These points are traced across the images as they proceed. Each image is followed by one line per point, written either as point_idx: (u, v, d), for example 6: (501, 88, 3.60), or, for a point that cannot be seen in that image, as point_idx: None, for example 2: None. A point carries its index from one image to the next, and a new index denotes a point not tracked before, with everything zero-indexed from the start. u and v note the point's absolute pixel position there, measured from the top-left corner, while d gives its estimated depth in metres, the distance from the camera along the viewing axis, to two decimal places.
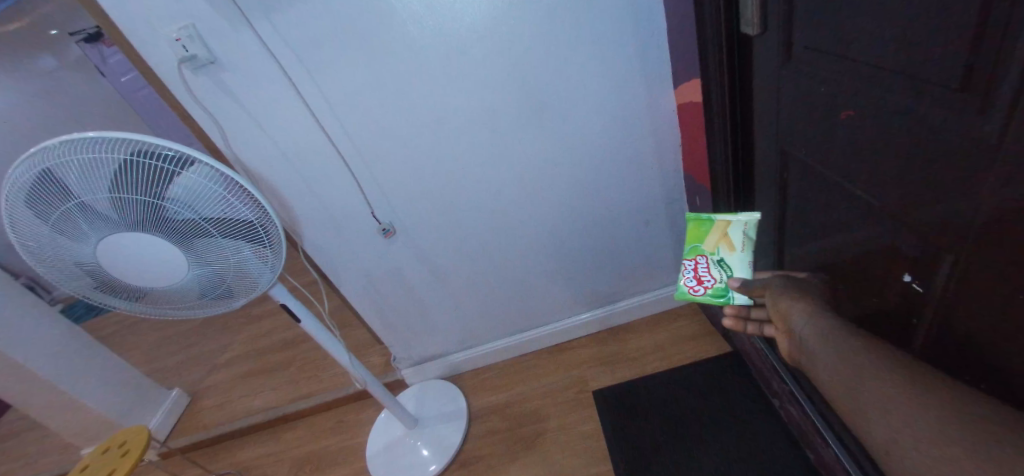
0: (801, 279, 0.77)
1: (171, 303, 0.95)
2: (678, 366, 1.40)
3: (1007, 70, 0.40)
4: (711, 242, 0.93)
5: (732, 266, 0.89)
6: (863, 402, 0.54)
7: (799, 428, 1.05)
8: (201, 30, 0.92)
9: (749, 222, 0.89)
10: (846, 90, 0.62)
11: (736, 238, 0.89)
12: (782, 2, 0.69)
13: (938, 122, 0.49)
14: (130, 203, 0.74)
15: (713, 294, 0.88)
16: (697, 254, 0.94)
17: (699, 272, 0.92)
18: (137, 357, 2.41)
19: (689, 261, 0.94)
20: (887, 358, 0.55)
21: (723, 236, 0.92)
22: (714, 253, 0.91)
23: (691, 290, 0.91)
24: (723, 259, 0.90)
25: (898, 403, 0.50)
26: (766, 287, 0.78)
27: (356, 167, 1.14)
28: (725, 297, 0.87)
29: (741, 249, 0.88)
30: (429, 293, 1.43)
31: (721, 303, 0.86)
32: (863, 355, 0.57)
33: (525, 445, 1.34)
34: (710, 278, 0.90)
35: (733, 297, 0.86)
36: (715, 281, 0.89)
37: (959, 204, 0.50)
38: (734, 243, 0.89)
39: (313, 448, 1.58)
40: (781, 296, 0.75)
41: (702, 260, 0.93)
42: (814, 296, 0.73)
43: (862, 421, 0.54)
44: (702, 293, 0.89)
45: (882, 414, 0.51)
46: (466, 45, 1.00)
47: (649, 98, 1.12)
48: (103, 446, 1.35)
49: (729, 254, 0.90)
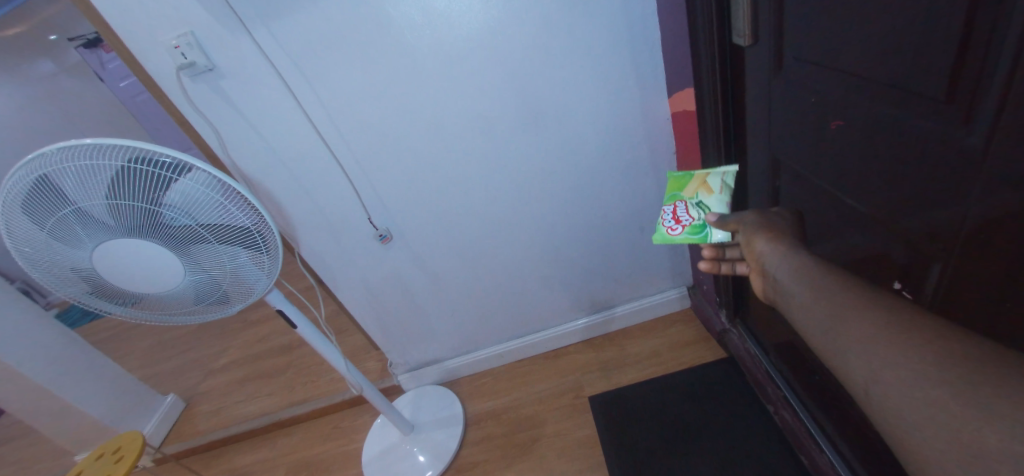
0: (778, 215, 0.67)
1: (166, 308, 0.95)
2: (674, 372, 1.40)
3: (993, 81, 0.41)
4: (691, 188, 0.85)
5: (710, 207, 0.81)
6: (841, 338, 0.44)
7: (792, 432, 1.06)
8: (200, 38, 0.93)
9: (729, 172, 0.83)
10: (834, 101, 0.63)
11: (715, 182, 0.82)
12: (772, 14, 0.71)
13: (924, 132, 0.50)
14: (128, 210, 0.74)
15: (691, 232, 0.79)
16: (675, 200, 0.86)
17: (677, 214, 0.83)
18: (132, 363, 2.40)
19: (667, 206, 0.85)
20: (871, 292, 0.45)
21: (702, 183, 0.84)
22: (693, 196, 0.83)
23: (668, 231, 0.81)
24: (702, 201, 0.82)
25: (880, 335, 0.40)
26: (740, 222, 0.69)
27: (353, 173, 1.15)
28: (702, 234, 0.78)
29: (721, 190, 0.80)
30: (426, 298, 1.43)
31: (699, 240, 0.78)
32: (842, 291, 0.48)
33: (521, 451, 1.34)
34: (688, 217, 0.81)
35: (710, 234, 0.77)
36: (693, 220, 0.80)
37: (945, 213, 0.51)
38: (713, 187, 0.82)
39: (308, 454, 1.57)
40: (754, 231, 0.65)
41: (680, 204, 0.84)
42: (791, 232, 0.63)
43: (840, 363, 0.44)
44: (679, 232, 0.80)
45: (858, 346, 0.41)
46: (462, 52, 1.01)
47: (643, 105, 1.13)
48: (97, 452, 1.34)
49: (708, 197, 0.82)
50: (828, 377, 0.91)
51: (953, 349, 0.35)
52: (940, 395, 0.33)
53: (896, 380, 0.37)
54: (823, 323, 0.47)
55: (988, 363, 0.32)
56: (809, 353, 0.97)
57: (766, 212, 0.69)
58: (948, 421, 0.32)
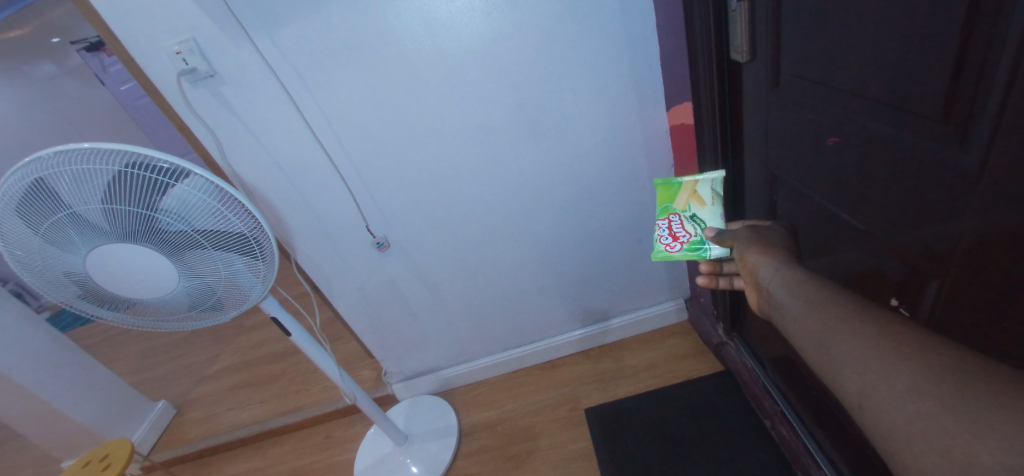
0: (772, 229, 0.68)
1: (160, 314, 0.94)
2: (671, 385, 1.39)
3: (987, 102, 0.42)
4: (682, 200, 0.84)
5: (704, 220, 0.81)
6: (832, 352, 0.44)
7: (790, 449, 1.05)
8: (202, 44, 0.94)
9: (715, 179, 0.84)
10: (830, 117, 0.64)
11: (705, 193, 0.83)
12: (769, 31, 0.72)
13: (920, 151, 0.51)
14: (124, 214, 0.74)
15: (690, 249, 0.79)
16: (668, 213, 0.84)
17: (673, 229, 0.82)
18: (124, 368, 2.37)
19: (661, 220, 0.84)
20: (862, 306, 0.46)
21: (693, 193, 0.84)
22: (687, 210, 0.83)
23: (668, 249, 0.80)
24: (696, 214, 0.82)
25: (871, 347, 0.40)
26: (736, 238, 0.70)
27: (351, 181, 1.15)
28: (700, 251, 0.78)
29: (713, 202, 0.82)
30: (422, 307, 1.42)
31: (698, 258, 0.78)
32: (833, 304, 0.48)
33: (515, 464, 1.32)
34: (684, 233, 0.81)
35: (708, 251, 0.77)
36: (690, 236, 0.80)
37: (942, 231, 0.51)
38: (705, 198, 0.83)
39: (300, 463, 1.55)
40: (749, 246, 0.66)
41: (675, 218, 0.83)
42: (785, 247, 0.64)
43: (832, 376, 0.44)
44: (679, 249, 0.79)
45: (851, 360, 0.41)
46: (462, 63, 1.01)
47: (642, 118, 1.14)
48: (83, 459, 1.31)
49: (701, 209, 0.82)
50: (826, 394, 0.91)
51: (946, 363, 0.35)
52: (934, 406, 0.33)
53: (889, 392, 0.37)
54: (817, 337, 0.47)
55: (981, 377, 0.33)
56: (806, 368, 0.97)
57: (760, 227, 0.69)
58: (942, 432, 0.32)
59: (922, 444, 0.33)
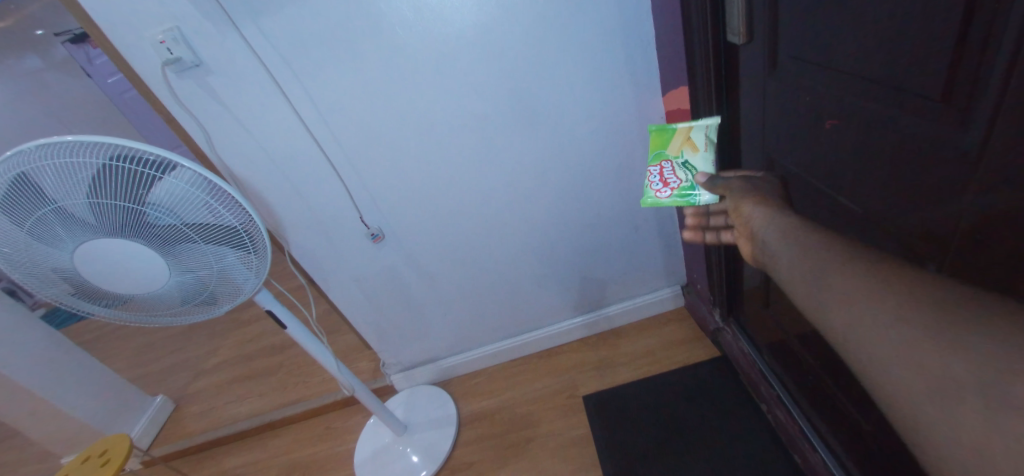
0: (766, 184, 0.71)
1: (153, 309, 0.93)
2: (667, 371, 1.40)
3: (988, 82, 0.41)
4: (676, 146, 0.89)
5: (695, 166, 0.86)
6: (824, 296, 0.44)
7: (786, 432, 1.06)
8: (186, 32, 0.91)
9: (710, 126, 0.87)
10: (828, 99, 0.63)
11: (699, 139, 0.87)
12: (767, 12, 0.70)
13: (920, 132, 0.50)
14: (111, 208, 0.72)
15: (679, 194, 0.85)
16: (662, 160, 0.90)
17: (665, 175, 0.88)
18: (121, 363, 2.36)
19: (654, 166, 0.90)
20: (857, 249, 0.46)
21: (687, 140, 0.88)
22: (679, 156, 0.88)
23: (657, 193, 0.87)
24: (688, 161, 0.87)
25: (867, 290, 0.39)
26: (729, 187, 0.73)
27: (344, 171, 1.13)
28: (690, 196, 0.84)
29: (705, 148, 0.85)
30: (419, 298, 1.42)
31: (687, 203, 0.84)
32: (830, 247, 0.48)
33: (515, 451, 1.33)
34: (675, 179, 0.86)
35: (698, 196, 0.83)
36: (680, 182, 0.85)
37: (942, 213, 0.51)
38: (698, 144, 0.87)
39: (300, 455, 1.56)
40: (744, 196, 0.69)
41: (667, 165, 0.89)
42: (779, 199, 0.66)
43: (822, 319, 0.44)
44: (667, 194, 0.85)
45: (846, 301, 0.41)
46: (455, 49, 0.99)
47: (638, 103, 1.12)
48: (82, 455, 1.31)
49: (694, 155, 0.86)
50: (822, 377, 0.92)
51: (931, 291, 0.35)
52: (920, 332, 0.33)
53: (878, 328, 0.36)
54: (810, 279, 0.47)
55: (967, 303, 0.32)
56: (802, 352, 0.97)
57: (753, 180, 0.73)
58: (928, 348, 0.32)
59: (902, 365, 0.33)
